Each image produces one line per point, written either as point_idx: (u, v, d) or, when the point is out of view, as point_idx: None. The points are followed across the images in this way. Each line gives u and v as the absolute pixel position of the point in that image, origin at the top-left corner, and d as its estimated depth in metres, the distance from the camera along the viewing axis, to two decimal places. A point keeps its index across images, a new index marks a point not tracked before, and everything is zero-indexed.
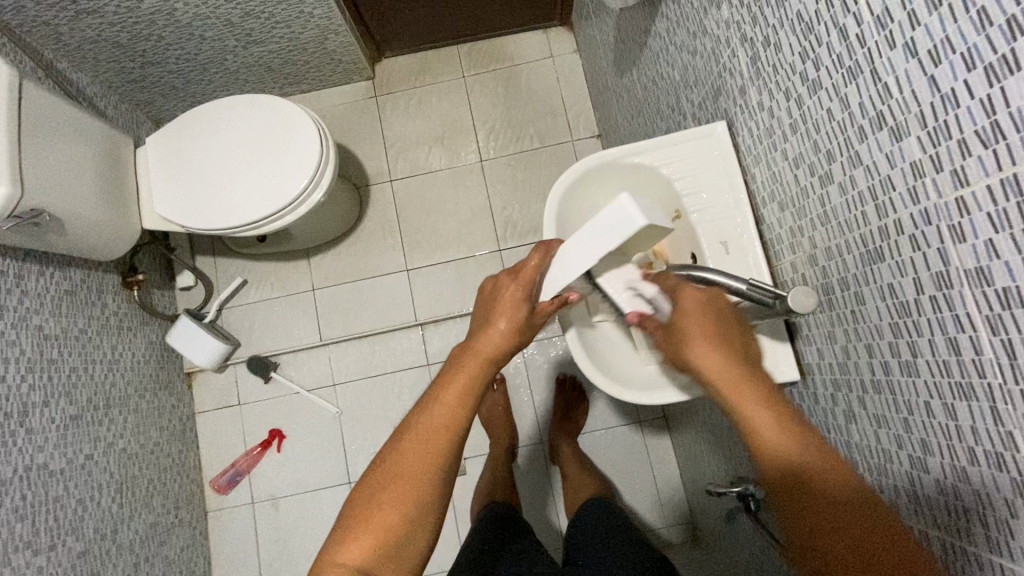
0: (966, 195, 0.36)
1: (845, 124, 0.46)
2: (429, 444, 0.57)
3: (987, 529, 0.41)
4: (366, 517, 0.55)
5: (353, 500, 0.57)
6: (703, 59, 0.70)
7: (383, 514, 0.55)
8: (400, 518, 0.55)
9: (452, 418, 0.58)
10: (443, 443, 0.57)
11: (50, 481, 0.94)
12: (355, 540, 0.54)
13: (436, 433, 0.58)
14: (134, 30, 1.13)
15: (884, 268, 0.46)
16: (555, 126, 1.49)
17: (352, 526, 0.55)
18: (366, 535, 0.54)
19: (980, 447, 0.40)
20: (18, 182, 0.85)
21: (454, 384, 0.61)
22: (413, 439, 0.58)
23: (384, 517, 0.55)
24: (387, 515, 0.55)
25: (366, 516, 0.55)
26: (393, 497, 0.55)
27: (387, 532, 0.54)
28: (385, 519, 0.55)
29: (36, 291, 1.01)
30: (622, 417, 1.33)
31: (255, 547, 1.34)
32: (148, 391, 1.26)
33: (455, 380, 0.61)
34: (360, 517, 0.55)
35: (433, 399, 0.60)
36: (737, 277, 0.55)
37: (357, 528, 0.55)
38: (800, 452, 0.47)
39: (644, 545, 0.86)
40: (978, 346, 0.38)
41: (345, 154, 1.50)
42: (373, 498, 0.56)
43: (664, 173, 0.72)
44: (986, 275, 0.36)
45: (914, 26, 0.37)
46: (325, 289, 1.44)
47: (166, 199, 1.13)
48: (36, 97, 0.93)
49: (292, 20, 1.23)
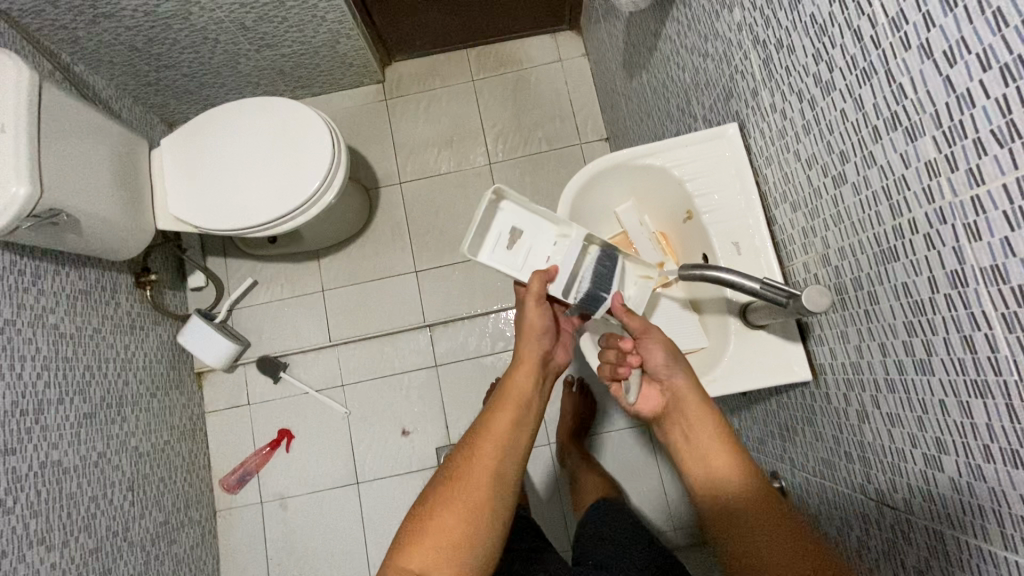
0: (981, 194, 0.36)
1: (859, 124, 0.47)
2: (489, 450, 0.62)
3: (1002, 527, 0.41)
4: (428, 523, 0.58)
5: (412, 514, 0.60)
6: (715, 61, 0.71)
7: (443, 517, 0.57)
8: (460, 520, 0.57)
9: (508, 428, 0.65)
10: (502, 447, 0.63)
11: (64, 478, 0.95)
12: (416, 547, 0.56)
13: (494, 443, 0.63)
14: (150, 34, 1.15)
15: (898, 267, 0.46)
16: (564, 129, 1.50)
17: (412, 534, 0.57)
18: (427, 541, 0.56)
19: (996, 444, 0.40)
20: (37, 183, 0.86)
21: (505, 398, 0.68)
22: (470, 448, 0.63)
23: (446, 520, 0.57)
24: (448, 519, 0.57)
25: (429, 522, 0.57)
26: (456, 501, 0.58)
27: (449, 537, 0.56)
28: (445, 522, 0.57)
29: (53, 290, 1.03)
30: (630, 419, 1.33)
31: (264, 546, 1.34)
32: (159, 389, 1.27)
33: (506, 395, 0.68)
34: (419, 524, 0.58)
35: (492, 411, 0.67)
36: (749, 276, 0.56)
37: (421, 532, 0.57)
38: (758, 479, 0.61)
39: (654, 546, 0.86)
40: (993, 343, 0.38)
41: (356, 157, 1.51)
42: (434, 504, 0.59)
43: (676, 174, 0.73)
44: (1002, 273, 0.36)
45: (929, 27, 0.37)
46: (335, 290, 1.45)
47: (179, 199, 1.14)
48: (55, 99, 0.95)
49: (305, 24, 1.25)
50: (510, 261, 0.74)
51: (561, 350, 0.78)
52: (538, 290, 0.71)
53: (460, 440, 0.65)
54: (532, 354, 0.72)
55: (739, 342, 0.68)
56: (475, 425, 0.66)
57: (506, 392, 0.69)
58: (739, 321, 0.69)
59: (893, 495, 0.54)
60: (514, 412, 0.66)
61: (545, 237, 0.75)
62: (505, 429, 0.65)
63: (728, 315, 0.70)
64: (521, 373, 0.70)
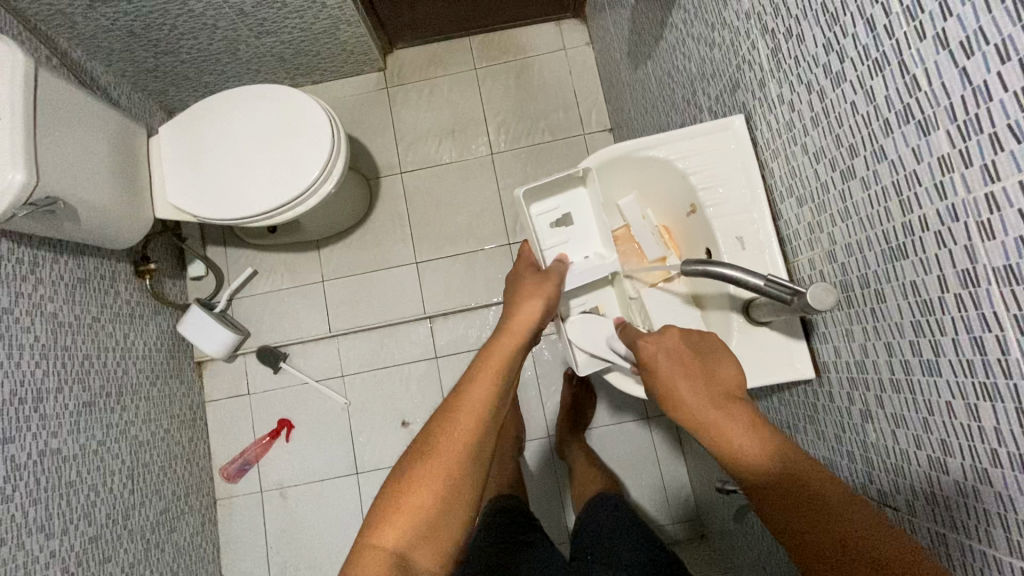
0: (996, 191, 0.35)
1: (869, 117, 0.46)
2: (467, 425, 0.60)
3: (1008, 532, 0.40)
4: (401, 500, 0.57)
5: (388, 485, 0.59)
6: (721, 51, 0.69)
7: (418, 495, 0.57)
8: (434, 499, 0.57)
9: (488, 405, 0.62)
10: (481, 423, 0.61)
11: (63, 466, 0.95)
12: (390, 523, 0.56)
13: (473, 415, 0.61)
14: (148, 19, 1.13)
15: (907, 265, 0.45)
16: (567, 119, 1.48)
17: (387, 509, 0.57)
18: (402, 518, 0.56)
19: (1003, 449, 0.39)
20: (33, 171, 0.85)
21: (487, 367, 0.65)
22: (446, 419, 0.61)
23: (420, 498, 0.57)
24: (423, 497, 0.57)
25: (402, 498, 0.57)
26: (430, 481, 0.58)
27: (421, 515, 0.57)
28: (419, 500, 0.57)
29: (51, 278, 1.02)
30: (630, 413, 1.32)
31: (264, 535, 1.35)
32: (159, 378, 1.27)
33: (488, 362, 0.65)
34: (395, 501, 0.57)
35: (472, 378, 0.64)
36: (753, 273, 0.55)
37: (395, 509, 0.57)
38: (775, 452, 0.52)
39: (652, 540, 0.86)
40: (1004, 345, 0.37)
41: (356, 146, 1.50)
42: (409, 480, 0.58)
43: (677, 166, 0.71)
44: (1016, 273, 0.35)
45: (946, 16, 0.36)
46: (334, 281, 1.44)
47: (177, 188, 1.13)
48: (50, 84, 0.93)
49: (305, 10, 1.23)
50: (545, 237, 0.81)
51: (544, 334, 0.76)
52: (561, 271, 0.75)
53: (439, 407, 0.63)
54: (521, 324, 0.69)
55: (742, 337, 0.68)
56: (456, 391, 0.64)
57: (489, 360, 0.65)
58: (741, 316, 0.68)
59: (895, 496, 0.54)
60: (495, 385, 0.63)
61: (585, 245, 0.82)
62: (484, 406, 0.62)
63: (731, 310, 0.69)
64: (506, 342, 0.67)
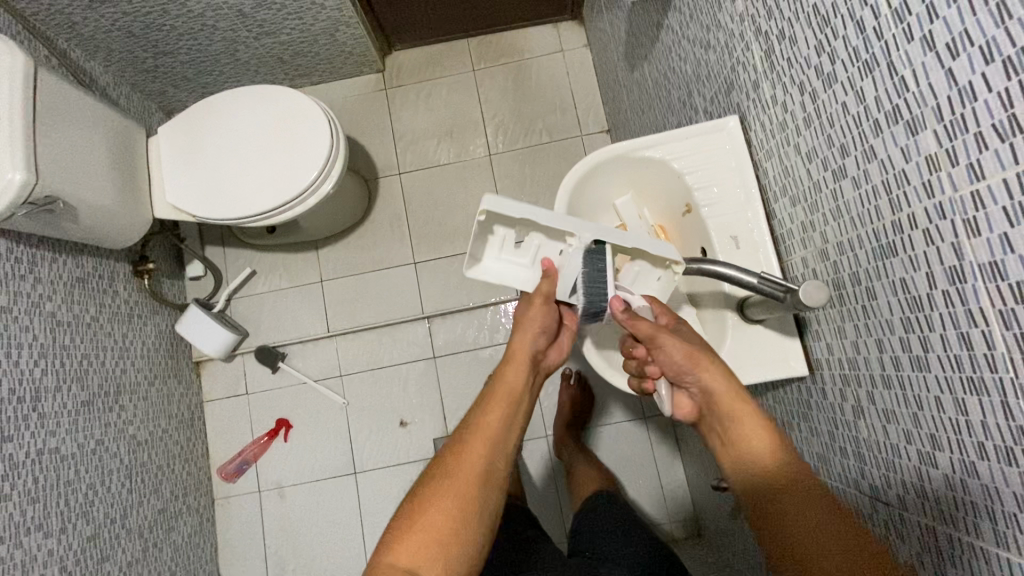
0: (981, 189, 0.36)
1: (860, 118, 0.46)
2: (478, 447, 0.62)
3: (994, 524, 0.41)
4: (414, 521, 0.57)
5: (402, 509, 0.60)
6: (716, 53, 0.70)
7: (431, 515, 0.57)
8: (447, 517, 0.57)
9: (498, 427, 0.64)
10: (491, 445, 0.63)
11: (61, 465, 0.95)
12: (403, 543, 0.56)
13: (482, 441, 0.63)
14: (148, 20, 1.14)
15: (896, 263, 0.46)
16: (565, 121, 1.49)
17: (401, 530, 0.57)
18: (416, 535, 0.56)
19: (990, 442, 0.40)
20: (33, 170, 0.85)
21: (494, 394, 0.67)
22: (459, 446, 0.63)
23: (433, 517, 0.57)
24: (437, 514, 0.58)
25: (415, 518, 0.58)
26: (442, 498, 0.58)
27: (434, 534, 0.56)
28: (433, 519, 0.57)
29: (50, 278, 1.02)
30: (627, 413, 1.33)
31: (263, 535, 1.35)
32: (158, 378, 1.27)
33: (496, 391, 0.67)
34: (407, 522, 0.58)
35: (482, 408, 0.66)
36: (747, 271, 0.56)
37: (409, 528, 0.57)
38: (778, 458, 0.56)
39: (648, 538, 0.86)
40: (990, 340, 0.38)
41: (355, 147, 1.50)
42: (422, 501, 0.59)
43: (674, 166, 0.73)
44: (1000, 270, 0.36)
45: (933, 19, 0.37)
46: (333, 281, 1.45)
47: (177, 188, 1.13)
48: (49, 85, 0.93)
49: (303, 12, 1.24)
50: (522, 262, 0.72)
51: (555, 351, 0.77)
52: (546, 291, 0.71)
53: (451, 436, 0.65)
54: (523, 351, 0.71)
55: (737, 336, 0.68)
56: (466, 420, 0.66)
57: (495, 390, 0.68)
58: (736, 314, 0.69)
59: (886, 490, 0.55)
60: (503, 411, 0.66)
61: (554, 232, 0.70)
62: (495, 428, 0.64)
63: (726, 308, 0.70)
64: (512, 370, 0.69)
